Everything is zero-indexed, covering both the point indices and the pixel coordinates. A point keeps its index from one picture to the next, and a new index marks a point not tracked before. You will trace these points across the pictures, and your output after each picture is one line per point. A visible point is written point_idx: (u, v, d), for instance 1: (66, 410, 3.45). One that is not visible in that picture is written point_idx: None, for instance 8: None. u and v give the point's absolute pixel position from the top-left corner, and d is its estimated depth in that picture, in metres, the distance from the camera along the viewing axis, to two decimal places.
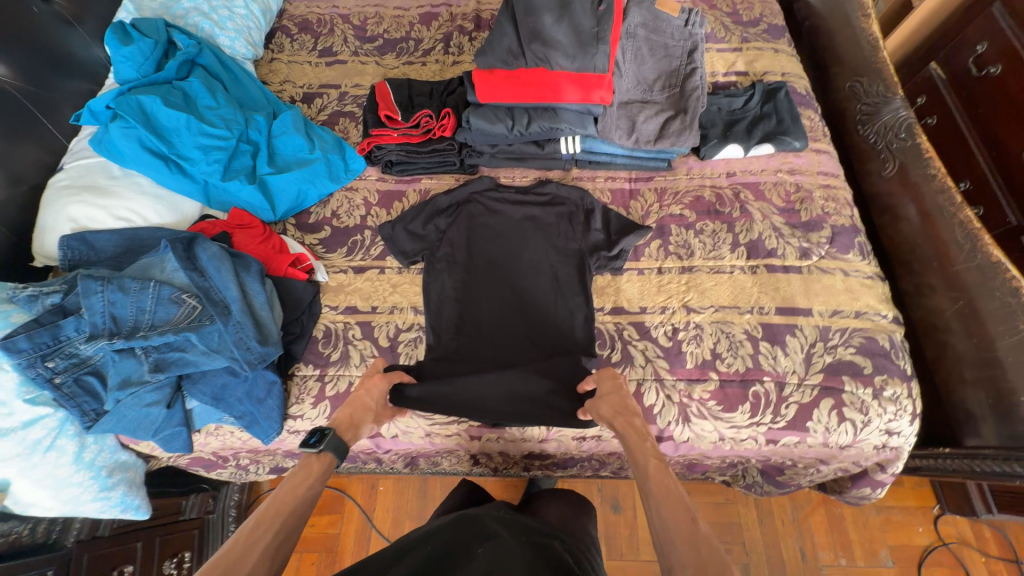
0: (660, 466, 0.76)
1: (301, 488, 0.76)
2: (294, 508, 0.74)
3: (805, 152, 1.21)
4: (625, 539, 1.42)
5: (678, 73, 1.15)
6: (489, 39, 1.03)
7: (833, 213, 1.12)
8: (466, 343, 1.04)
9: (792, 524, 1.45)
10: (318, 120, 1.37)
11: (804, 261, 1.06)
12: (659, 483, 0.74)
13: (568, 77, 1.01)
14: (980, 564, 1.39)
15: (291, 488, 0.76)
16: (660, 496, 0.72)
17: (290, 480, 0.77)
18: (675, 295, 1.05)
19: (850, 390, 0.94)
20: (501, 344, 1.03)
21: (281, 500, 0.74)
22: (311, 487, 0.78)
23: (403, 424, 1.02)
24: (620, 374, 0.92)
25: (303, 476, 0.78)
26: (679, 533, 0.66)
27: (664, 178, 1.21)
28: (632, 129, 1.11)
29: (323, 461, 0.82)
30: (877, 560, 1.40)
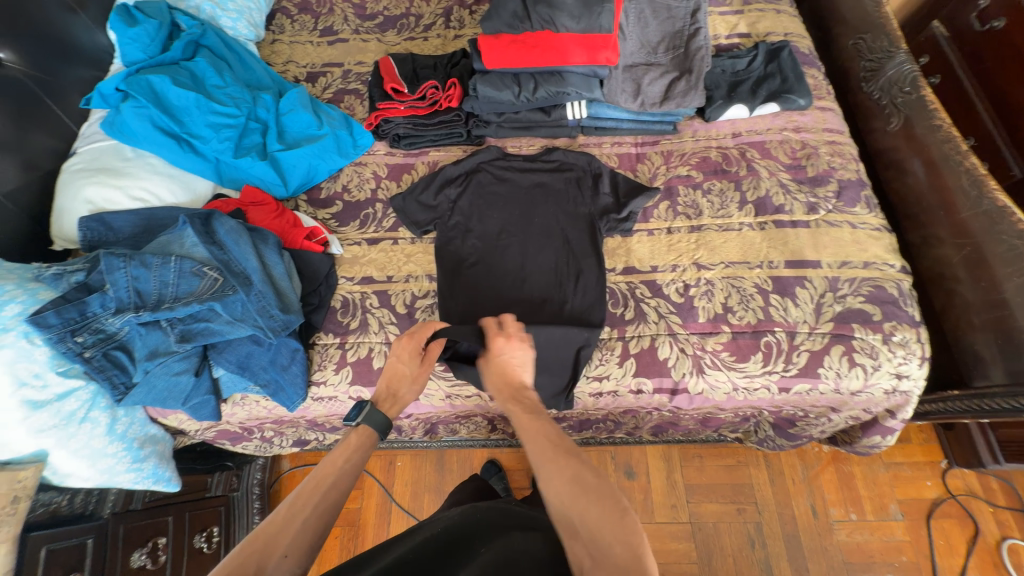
0: (531, 415, 0.76)
1: (339, 463, 0.74)
2: (337, 483, 0.71)
3: (810, 110, 1.22)
4: (639, 501, 1.46)
5: (682, 34, 1.15)
6: (494, 5, 1.04)
7: (839, 168, 1.13)
8: (480, 305, 1.05)
9: (802, 483, 1.48)
10: (323, 99, 1.38)
11: (812, 216, 1.08)
12: (527, 431, 0.73)
13: (574, 39, 1.02)
14: (989, 514, 1.42)
15: (328, 463, 0.73)
16: (532, 443, 0.72)
17: (331, 455, 0.75)
18: (685, 253, 1.07)
19: (860, 337, 0.96)
20: (514, 304, 1.04)
21: (321, 475, 0.71)
22: (354, 461, 0.75)
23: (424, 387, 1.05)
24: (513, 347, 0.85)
25: (341, 450, 0.76)
26: (553, 467, 0.66)
27: (670, 141, 1.21)
28: (637, 92, 1.12)
29: (364, 434, 0.79)
30: (887, 514, 1.43)
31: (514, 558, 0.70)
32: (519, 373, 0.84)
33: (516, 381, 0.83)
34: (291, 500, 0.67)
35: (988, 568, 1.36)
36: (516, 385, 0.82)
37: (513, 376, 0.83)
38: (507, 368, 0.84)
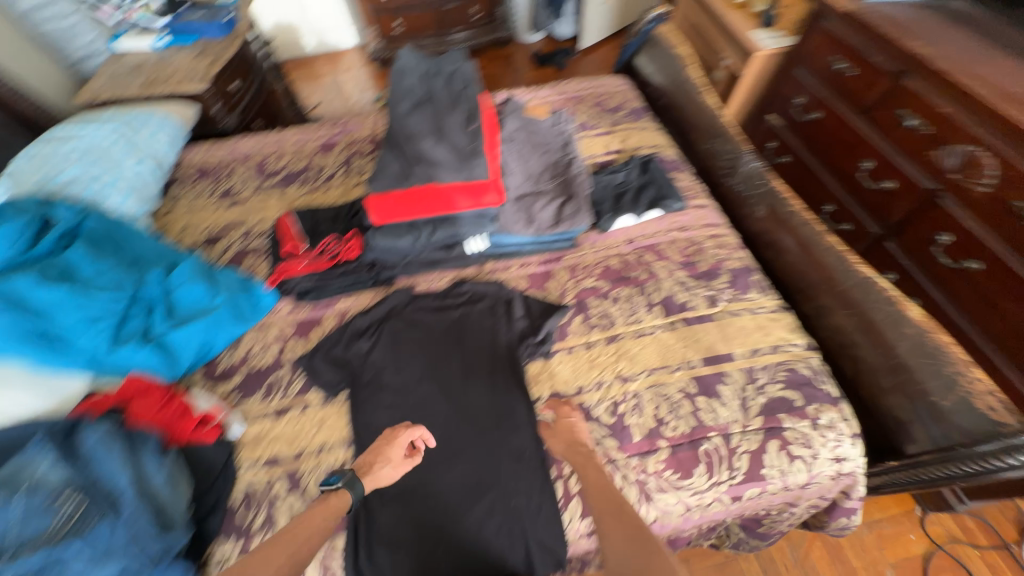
0: (594, 470, 0.86)
1: (321, 518, 0.80)
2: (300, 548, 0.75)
3: (688, 209, 1.35)
4: None
5: (560, 164, 1.28)
6: (376, 166, 1.07)
7: (725, 259, 1.23)
8: (407, 478, 0.94)
9: (798, 569, 1.38)
10: (223, 261, 1.34)
11: (713, 309, 1.13)
12: (590, 482, 0.84)
13: (458, 189, 1.05)
14: (980, 561, 1.38)
15: (298, 530, 0.77)
16: (595, 495, 0.82)
17: (313, 519, 0.79)
18: (607, 367, 1.06)
19: (790, 426, 0.96)
20: (452, 478, 0.93)
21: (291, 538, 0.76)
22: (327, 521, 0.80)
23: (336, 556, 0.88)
24: (572, 415, 0.96)
25: (312, 518, 0.80)
26: (613, 521, 0.77)
27: (572, 255, 1.27)
28: (530, 220, 1.19)
29: (339, 500, 0.83)
30: None
31: None
32: (586, 432, 0.94)
33: (582, 440, 0.92)
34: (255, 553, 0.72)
35: None
36: (583, 443, 0.92)
37: (580, 433, 0.93)
38: (583, 449, 0.90)
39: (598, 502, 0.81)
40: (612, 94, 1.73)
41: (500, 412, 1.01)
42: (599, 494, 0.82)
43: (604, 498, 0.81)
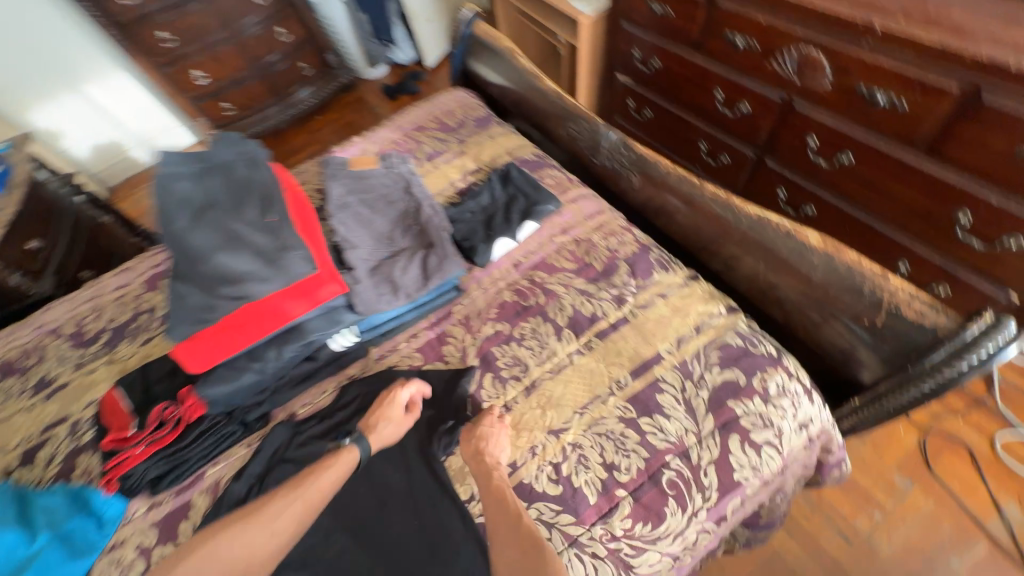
0: (497, 475, 0.80)
1: (325, 475, 0.81)
2: (309, 508, 0.78)
3: (564, 208, 1.23)
4: None
5: (409, 213, 1.11)
6: (172, 307, 0.83)
7: (618, 247, 1.11)
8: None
9: (816, 514, 1.40)
10: (48, 476, 1.03)
11: (623, 309, 1.00)
12: (486, 481, 0.80)
13: (283, 294, 0.84)
14: (963, 424, 1.51)
15: (311, 490, 0.79)
16: (493, 503, 0.77)
17: (320, 478, 0.81)
18: (536, 425, 0.89)
19: (744, 412, 0.84)
20: None
21: (303, 501, 0.78)
22: (330, 479, 0.81)
23: None
24: (488, 453, 0.83)
25: (319, 472, 0.82)
26: (507, 538, 0.73)
27: (462, 305, 1.11)
28: (395, 288, 1.01)
29: (346, 456, 0.84)
30: (898, 489, 1.42)
31: None
32: (496, 450, 0.84)
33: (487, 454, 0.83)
34: (263, 508, 0.77)
35: (1008, 483, 1.40)
36: (491, 456, 0.83)
37: (488, 451, 0.83)
38: (489, 463, 0.82)
39: (495, 508, 0.77)
40: (453, 110, 1.59)
41: (429, 535, 0.80)
42: (496, 498, 0.78)
43: (502, 505, 0.77)
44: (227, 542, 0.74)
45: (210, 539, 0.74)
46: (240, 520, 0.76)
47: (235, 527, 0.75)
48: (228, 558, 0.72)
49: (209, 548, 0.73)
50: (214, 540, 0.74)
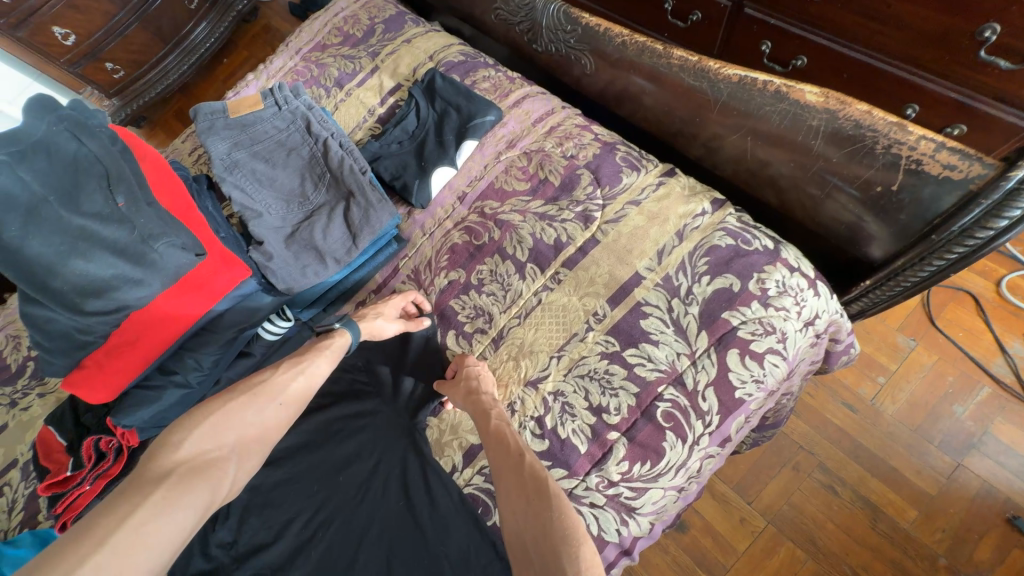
0: (496, 415, 0.71)
1: (323, 350, 0.77)
2: (311, 386, 0.73)
3: (507, 114, 1.00)
4: (714, 545, 1.22)
5: (315, 157, 0.89)
6: (34, 335, 0.66)
7: (577, 152, 0.92)
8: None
9: (819, 391, 1.37)
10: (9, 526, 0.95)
11: (591, 227, 0.84)
12: (484, 424, 0.71)
13: (173, 296, 0.71)
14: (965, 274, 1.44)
15: (320, 358, 0.75)
16: (495, 443, 0.68)
17: (319, 356, 0.75)
18: (511, 379, 0.79)
19: (741, 322, 0.72)
20: None
21: (309, 375, 0.73)
22: (327, 357, 0.76)
23: None
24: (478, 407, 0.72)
25: (314, 354, 0.76)
26: (512, 480, 0.63)
27: (408, 257, 0.95)
28: (321, 255, 0.85)
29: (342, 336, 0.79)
30: (902, 349, 1.38)
31: (528, 534, 0.58)
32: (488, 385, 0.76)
33: (482, 401, 0.73)
34: (263, 384, 0.68)
35: (1013, 324, 1.36)
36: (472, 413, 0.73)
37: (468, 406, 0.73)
38: (486, 401, 0.73)
39: (497, 448, 0.68)
40: (355, 14, 1.26)
41: (414, 514, 0.76)
42: (497, 441, 0.68)
43: (507, 450, 0.67)
44: (241, 414, 0.64)
45: (210, 415, 0.62)
46: (240, 395, 0.66)
47: (242, 400, 0.65)
48: (245, 427, 0.64)
49: (217, 418, 0.62)
50: (221, 411, 0.63)
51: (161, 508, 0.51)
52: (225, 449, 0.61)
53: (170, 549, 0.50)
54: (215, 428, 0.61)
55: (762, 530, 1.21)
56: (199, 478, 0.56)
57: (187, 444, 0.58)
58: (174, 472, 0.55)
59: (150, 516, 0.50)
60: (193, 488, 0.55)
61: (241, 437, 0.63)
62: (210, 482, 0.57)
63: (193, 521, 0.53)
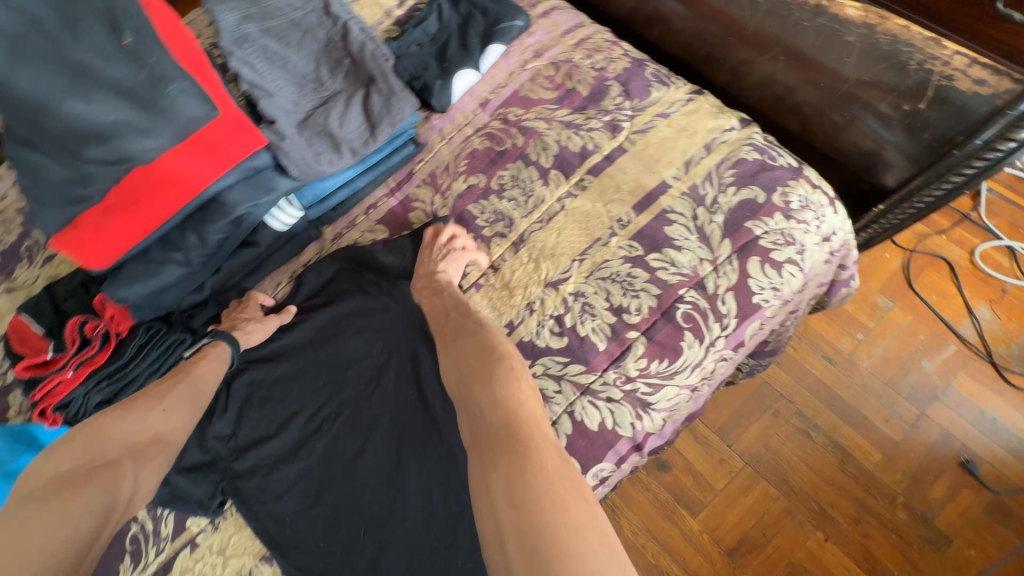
0: (429, 280, 0.79)
1: (202, 361, 0.78)
2: (197, 390, 0.76)
3: (535, 24, 0.96)
4: (693, 483, 1.26)
5: (333, 42, 0.84)
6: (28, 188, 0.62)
7: (606, 64, 0.89)
8: (344, 530, 0.70)
9: (801, 343, 1.41)
10: None
11: (619, 137, 0.83)
12: (427, 288, 0.80)
13: (181, 153, 0.63)
14: (945, 241, 1.51)
15: (201, 367, 0.77)
16: (432, 311, 0.78)
17: (201, 366, 0.77)
18: (530, 280, 0.78)
19: (763, 231, 0.74)
20: (407, 505, 0.70)
21: (191, 380, 0.76)
22: (211, 362, 0.78)
23: (315, 530, 0.71)
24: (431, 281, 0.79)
25: (192, 364, 0.78)
26: (446, 336, 0.74)
27: (423, 162, 0.91)
28: (336, 143, 0.80)
29: (219, 348, 0.78)
30: (882, 309, 1.44)
31: (456, 376, 0.70)
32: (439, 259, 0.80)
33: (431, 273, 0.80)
34: (139, 398, 0.72)
35: (985, 289, 1.43)
36: (424, 280, 0.80)
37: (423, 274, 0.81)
38: (424, 269, 0.81)
39: (434, 313, 0.77)
40: None
41: (427, 407, 0.75)
42: (434, 305, 0.78)
43: (443, 322, 0.75)
44: (117, 424, 0.67)
45: (85, 431, 0.66)
46: (116, 408, 0.69)
47: (116, 413, 0.68)
48: (129, 435, 0.67)
49: (93, 433, 0.66)
50: (95, 426, 0.66)
51: (48, 513, 0.56)
52: (112, 456, 0.64)
53: (67, 546, 0.56)
54: (89, 442, 0.65)
55: (739, 471, 1.25)
56: (85, 484, 0.60)
57: (63, 460, 0.62)
58: (55, 484, 0.60)
59: (37, 529, 0.55)
60: (83, 492, 0.60)
61: (127, 440, 0.67)
62: (101, 485, 0.61)
63: (88, 521, 0.59)
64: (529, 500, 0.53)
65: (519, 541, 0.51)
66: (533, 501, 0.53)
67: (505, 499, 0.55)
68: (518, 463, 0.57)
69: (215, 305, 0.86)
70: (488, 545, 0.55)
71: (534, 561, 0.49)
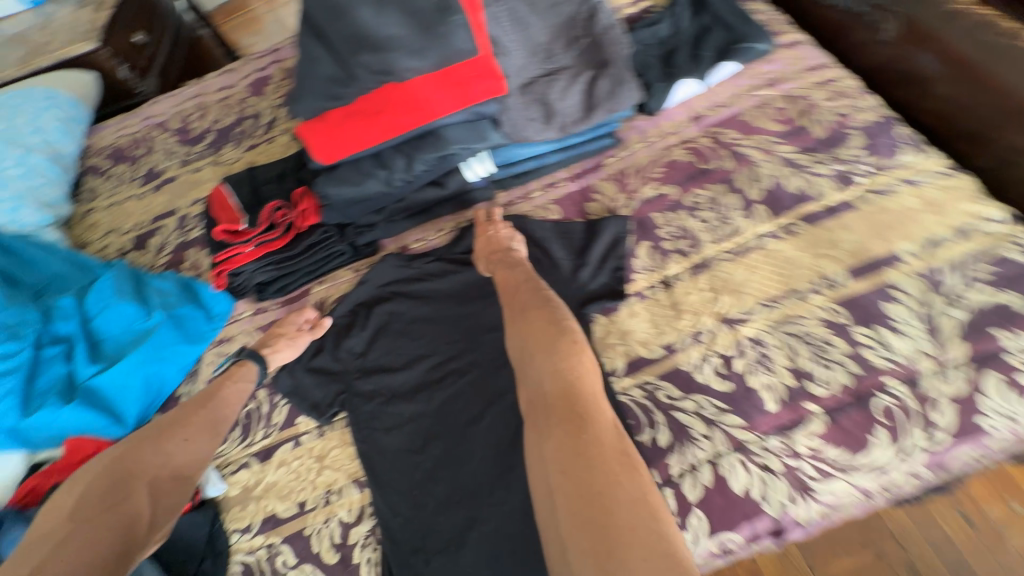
0: (485, 254, 0.80)
1: (229, 386, 0.78)
2: (219, 418, 0.75)
3: (775, 53, 0.91)
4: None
5: (577, 19, 0.84)
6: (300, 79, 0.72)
7: (850, 112, 0.81)
8: (440, 488, 0.67)
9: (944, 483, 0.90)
10: (160, 265, 1.00)
11: (849, 191, 0.74)
12: (493, 255, 0.80)
13: (430, 82, 0.69)
14: None
15: (228, 392, 0.77)
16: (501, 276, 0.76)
17: (224, 391, 0.78)
18: (704, 309, 0.71)
19: (1015, 347, 0.60)
20: (508, 489, 0.65)
21: (213, 406, 0.76)
22: (238, 388, 0.78)
23: (413, 475, 0.69)
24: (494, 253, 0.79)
25: (224, 383, 0.78)
26: (515, 297, 0.71)
27: (615, 157, 0.89)
28: (549, 115, 0.81)
29: (246, 369, 0.79)
30: None
31: (521, 339, 0.67)
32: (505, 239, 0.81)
33: (501, 246, 0.80)
34: (169, 419, 0.73)
35: None
36: (487, 251, 0.80)
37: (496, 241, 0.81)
38: (492, 241, 0.81)
39: (504, 275, 0.76)
40: None
41: None
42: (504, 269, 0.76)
43: (510, 293, 0.72)
44: (137, 457, 0.68)
45: (99, 470, 0.68)
46: (143, 435, 0.71)
47: (125, 451, 0.69)
48: (158, 461, 0.69)
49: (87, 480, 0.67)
50: (112, 464, 0.68)
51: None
52: (134, 487, 0.66)
53: None
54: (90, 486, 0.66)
55: None
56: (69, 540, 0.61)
57: (81, 494, 0.65)
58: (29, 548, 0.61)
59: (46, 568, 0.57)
60: (80, 539, 0.61)
61: (150, 469, 0.68)
62: (122, 521, 0.63)
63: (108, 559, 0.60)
64: (580, 468, 0.51)
65: (572, 506, 0.49)
66: (586, 470, 0.50)
67: (557, 467, 0.52)
68: (571, 434, 0.54)
69: (381, 231, 0.87)
70: (542, 504, 0.53)
71: (587, 528, 0.47)
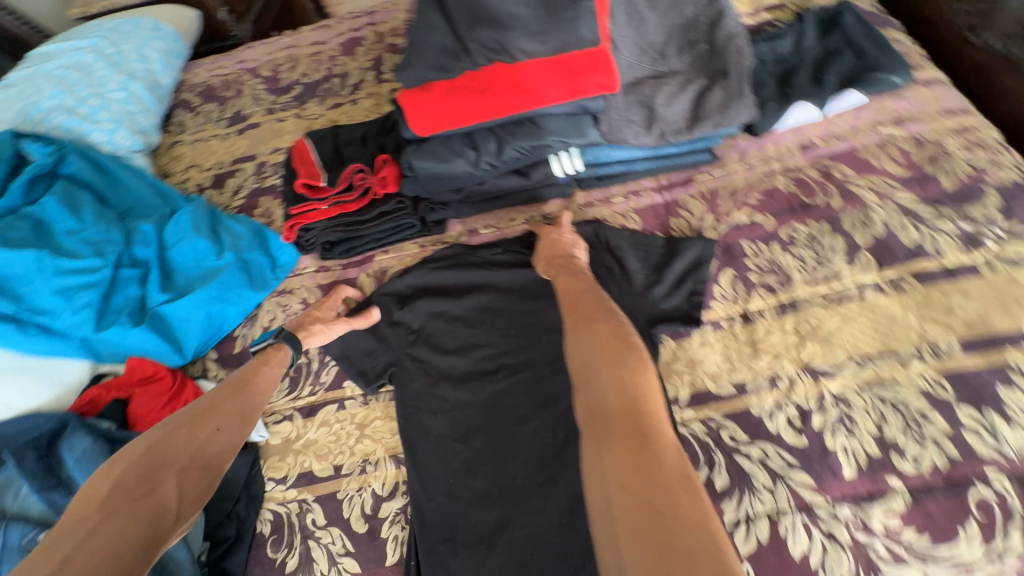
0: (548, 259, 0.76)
1: (263, 371, 0.74)
2: (252, 406, 0.71)
3: (908, 88, 0.83)
4: None
5: (697, 23, 0.80)
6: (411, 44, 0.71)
7: (987, 167, 0.73)
8: (477, 482, 0.66)
9: None
10: (233, 207, 1.03)
11: (974, 254, 0.67)
12: (555, 261, 0.75)
13: (541, 67, 0.67)
14: None
15: (261, 376, 0.74)
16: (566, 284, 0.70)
17: (259, 375, 0.74)
18: (786, 353, 0.66)
19: None
20: (547, 500, 0.63)
21: (246, 390, 0.71)
22: (270, 374, 0.75)
23: (452, 464, 0.68)
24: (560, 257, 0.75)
25: (256, 367, 0.75)
26: (581, 303, 0.66)
27: (709, 174, 0.84)
28: (651, 119, 0.75)
29: (282, 354, 0.77)
30: None
31: (583, 344, 0.59)
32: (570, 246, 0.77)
33: (564, 251, 0.76)
34: (198, 404, 0.67)
35: None
36: (548, 257, 0.76)
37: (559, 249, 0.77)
38: (556, 247, 0.77)
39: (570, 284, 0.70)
40: None
41: None
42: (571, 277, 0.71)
43: (573, 299, 0.67)
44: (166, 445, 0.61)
45: (118, 460, 0.59)
46: (172, 420, 0.64)
47: (150, 438, 0.61)
48: (187, 449, 0.62)
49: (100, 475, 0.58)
50: (135, 452, 0.60)
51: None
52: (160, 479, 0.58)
53: None
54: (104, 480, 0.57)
55: None
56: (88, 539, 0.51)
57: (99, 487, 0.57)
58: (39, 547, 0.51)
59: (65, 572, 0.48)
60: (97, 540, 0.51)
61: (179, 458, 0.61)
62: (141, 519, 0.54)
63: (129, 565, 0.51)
64: (645, 482, 0.42)
65: (634, 523, 0.39)
66: (653, 486, 0.41)
67: (616, 479, 0.43)
68: (637, 447, 0.45)
69: (452, 211, 0.86)
70: (593, 518, 0.43)
71: (653, 553, 0.37)
